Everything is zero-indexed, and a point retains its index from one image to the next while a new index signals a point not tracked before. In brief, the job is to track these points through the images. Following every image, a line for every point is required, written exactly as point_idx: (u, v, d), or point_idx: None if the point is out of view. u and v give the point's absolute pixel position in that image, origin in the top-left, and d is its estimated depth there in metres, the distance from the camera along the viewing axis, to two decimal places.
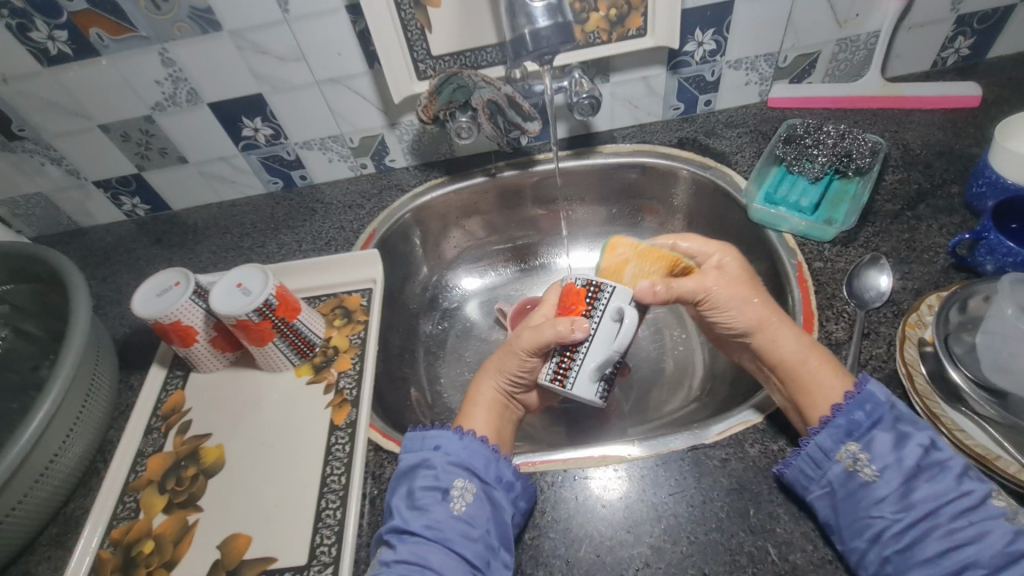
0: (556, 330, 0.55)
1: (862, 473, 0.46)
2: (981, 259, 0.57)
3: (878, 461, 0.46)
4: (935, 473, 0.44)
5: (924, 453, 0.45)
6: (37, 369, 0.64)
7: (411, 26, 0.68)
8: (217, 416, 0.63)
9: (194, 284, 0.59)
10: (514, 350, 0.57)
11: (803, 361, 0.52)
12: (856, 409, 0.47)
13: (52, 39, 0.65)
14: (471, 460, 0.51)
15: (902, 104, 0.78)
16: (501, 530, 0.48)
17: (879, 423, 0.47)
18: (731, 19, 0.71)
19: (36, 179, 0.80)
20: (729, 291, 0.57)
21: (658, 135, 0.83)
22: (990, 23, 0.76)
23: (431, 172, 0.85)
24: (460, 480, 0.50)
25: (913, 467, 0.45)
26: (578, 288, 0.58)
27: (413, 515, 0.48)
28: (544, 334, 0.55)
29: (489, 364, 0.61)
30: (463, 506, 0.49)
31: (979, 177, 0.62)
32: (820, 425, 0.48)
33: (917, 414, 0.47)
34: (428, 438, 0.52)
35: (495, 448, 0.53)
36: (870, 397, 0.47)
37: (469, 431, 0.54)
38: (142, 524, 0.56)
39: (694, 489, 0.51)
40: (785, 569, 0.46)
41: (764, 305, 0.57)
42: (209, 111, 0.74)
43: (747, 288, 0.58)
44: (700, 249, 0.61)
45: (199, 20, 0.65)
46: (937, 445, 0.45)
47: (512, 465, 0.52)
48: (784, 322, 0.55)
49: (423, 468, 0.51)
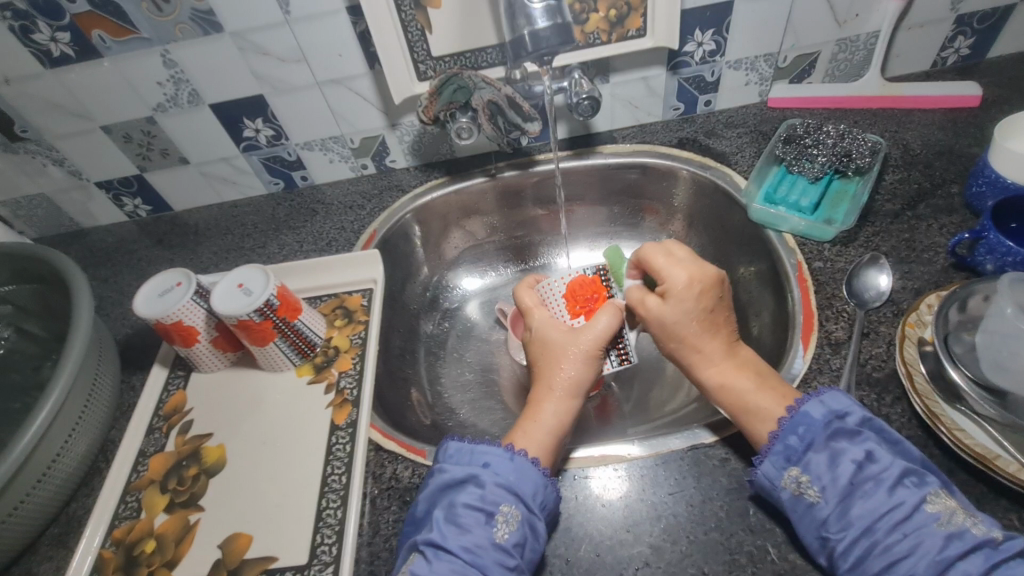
0: (611, 321, 0.61)
1: (807, 496, 0.45)
2: (981, 258, 0.57)
3: (817, 482, 0.45)
4: (868, 489, 0.44)
5: (857, 468, 0.44)
6: (39, 369, 0.64)
7: (412, 27, 0.68)
8: (219, 415, 0.63)
9: (195, 284, 0.59)
10: (577, 352, 0.59)
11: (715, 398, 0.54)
12: (790, 434, 0.47)
13: (54, 41, 0.65)
14: (519, 485, 0.50)
15: (902, 105, 0.78)
16: (532, 556, 0.47)
17: (813, 446, 0.46)
18: (730, 20, 0.71)
19: (38, 179, 0.81)
20: (654, 325, 0.58)
21: (658, 135, 0.83)
22: (990, 23, 0.76)
23: (432, 173, 0.85)
24: (507, 505, 0.48)
25: (848, 485, 0.44)
26: (592, 280, 0.69)
27: (452, 531, 0.47)
28: (604, 324, 0.60)
29: (543, 391, 0.58)
30: (506, 534, 0.47)
31: (979, 177, 0.62)
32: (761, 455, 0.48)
33: (859, 427, 0.46)
34: (477, 453, 0.52)
35: (545, 473, 0.51)
36: (802, 420, 0.47)
37: (520, 451, 0.52)
38: (143, 523, 0.56)
39: (693, 488, 0.51)
40: (784, 568, 0.46)
41: (686, 344, 0.56)
42: (211, 112, 0.75)
43: (675, 325, 0.56)
44: (662, 270, 0.58)
45: (200, 21, 0.65)
46: (872, 458, 0.44)
47: (555, 492, 0.51)
48: (704, 364, 0.56)
49: (471, 484, 0.50)
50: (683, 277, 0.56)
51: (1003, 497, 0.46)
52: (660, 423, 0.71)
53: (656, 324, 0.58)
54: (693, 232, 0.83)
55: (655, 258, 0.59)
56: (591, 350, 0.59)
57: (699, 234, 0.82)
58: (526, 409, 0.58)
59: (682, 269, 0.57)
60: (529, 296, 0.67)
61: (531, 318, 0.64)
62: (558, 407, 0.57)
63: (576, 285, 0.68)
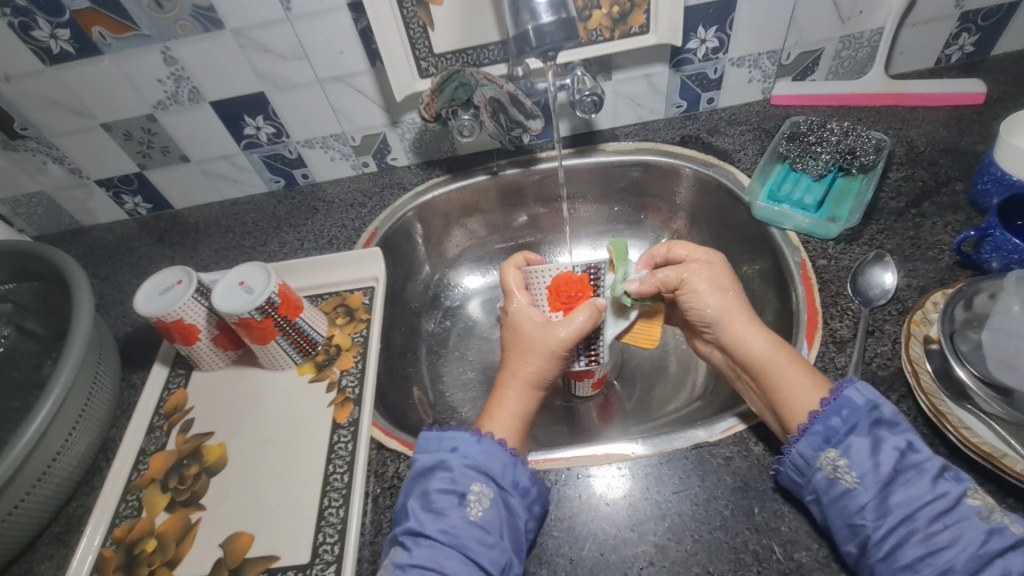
0: (588, 321, 0.56)
1: (843, 480, 0.45)
2: (986, 256, 0.56)
3: (856, 468, 0.45)
4: (911, 477, 0.43)
5: (899, 456, 0.44)
6: (39, 368, 0.63)
7: (413, 24, 0.68)
8: (221, 413, 0.63)
9: (196, 282, 0.59)
10: (543, 351, 0.56)
11: (773, 351, 0.53)
12: (833, 416, 0.47)
13: (54, 38, 0.65)
14: (488, 464, 0.50)
15: (905, 102, 0.78)
16: (514, 537, 0.47)
17: (856, 429, 0.46)
18: (733, 17, 0.71)
19: (38, 177, 0.80)
20: (712, 279, 0.58)
21: (660, 132, 0.82)
22: (994, 21, 0.76)
23: (433, 170, 0.85)
24: (478, 485, 0.49)
25: (890, 471, 0.44)
26: (579, 278, 0.57)
27: (429, 517, 0.47)
28: (581, 323, 0.55)
29: (510, 382, 0.57)
30: (480, 511, 0.48)
31: (984, 174, 0.62)
32: (799, 433, 0.48)
33: (897, 417, 0.46)
34: (444, 439, 0.51)
35: (512, 452, 0.51)
36: (847, 403, 0.47)
37: (486, 434, 0.52)
38: (144, 523, 0.55)
39: (698, 487, 0.51)
40: (790, 568, 0.46)
41: (739, 300, 0.58)
42: (211, 109, 0.74)
43: (730, 282, 0.59)
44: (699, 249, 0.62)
45: (201, 18, 0.64)
46: (914, 448, 0.45)
47: (529, 470, 0.51)
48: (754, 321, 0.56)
49: (440, 469, 0.50)
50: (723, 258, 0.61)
51: (1010, 496, 0.46)
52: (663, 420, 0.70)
53: (714, 277, 0.58)
54: (696, 230, 0.83)
55: (682, 246, 0.62)
56: (559, 351, 0.56)
57: (702, 231, 0.82)
58: (492, 395, 0.58)
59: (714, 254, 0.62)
60: (514, 275, 0.62)
61: (510, 302, 0.61)
62: (519, 397, 0.56)
63: (558, 283, 0.57)
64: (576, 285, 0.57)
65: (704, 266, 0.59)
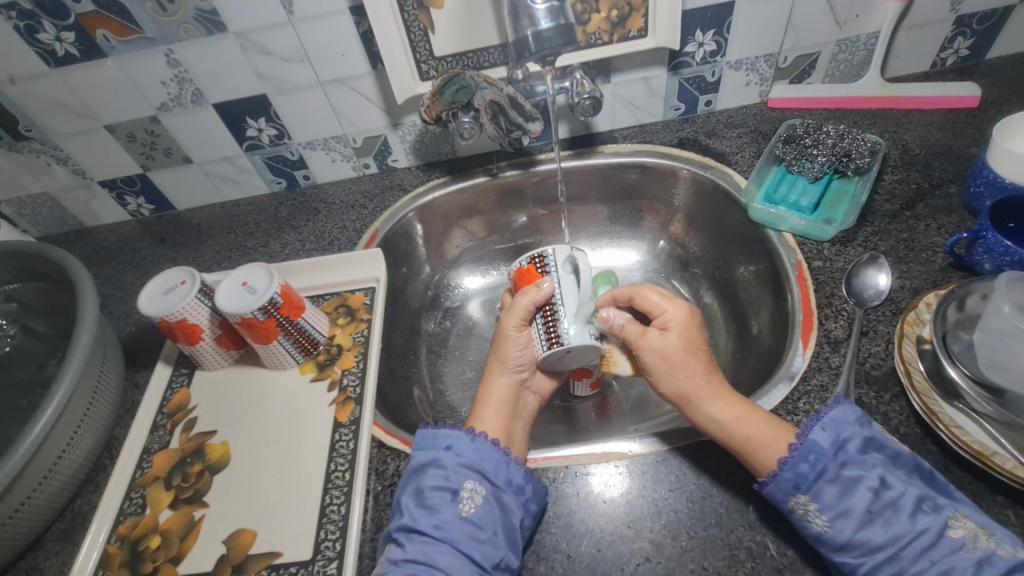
0: (530, 299, 0.60)
1: (815, 524, 0.45)
2: (979, 258, 0.57)
3: (829, 511, 0.45)
4: (889, 516, 0.43)
5: (873, 496, 0.44)
6: (44, 368, 0.64)
7: (415, 27, 0.68)
8: (223, 412, 0.64)
9: (200, 282, 0.59)
10: (504, 335, 0.62)
11: (728, 434, 0.51)
12: (799, 462, 0.46)
13: (59, 41, 0.65)
14: (482, 463, 0.51)
15: (900, 105, 0.78)
16: (509, 534, 0.48)
17: (825, 474, 0.46)
18: (731, 21, 0.72)
19: (41, 178, 0.81)
20: (661, 357, 0.57)
21: (659, 135, 0.83)
22: (989, 24, 0.77)
23: (434, 172, 0.86)
24: (471, 482, 0.50)
25: (865, 512, 0.44)
26: (526, 268, 0.64)
27: (423, 514, 0.48)
28: (522, 308, 0.61)
29: (490, 364, 0.62)
30: (472, 508, 0.49)
31: (977, 177, 0.63)
32: (768, 476, 0.47)
33: (865, 454, 0.46)
34: (439, 437, 0.53)
35: (506, 451, 0.53)
36: (812, 448, 0.47)
37: (481, 433, 0.54)
38: (148, 520, 0.56)
39: (694, 485, 0.52)
40: (784, 564, 0.46)
41: (695, 378, 0.55)
42: (214, 111, 0.75)
43: (684, 356, 0.56)
44: (658, 305, 0.60)
45: (204, 21, 0.65)
46: (887, 484, 0.44)
47: (523, 469, 0.52)
48: (710, 396, 0.54)
49: (433, 467, 0.51)
50: (684, 309, 0.59)
51: (999, 494, 0.47)
52: (660, 421, 0.71)
53: (661, 355, 0.57)
54: (693, 232, 0.84)
55: (649, 294, 0.61)
56: (512, 331, 0.61)
57: (699, 233, 0.83)
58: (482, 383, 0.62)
59: (679, 305, 0.60)
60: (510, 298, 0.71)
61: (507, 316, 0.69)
62: (501, 382, 0.61)
63: (516, 275, 0.66)
64: (526, 275, 0.64)
65: (655, 344, 0.58)
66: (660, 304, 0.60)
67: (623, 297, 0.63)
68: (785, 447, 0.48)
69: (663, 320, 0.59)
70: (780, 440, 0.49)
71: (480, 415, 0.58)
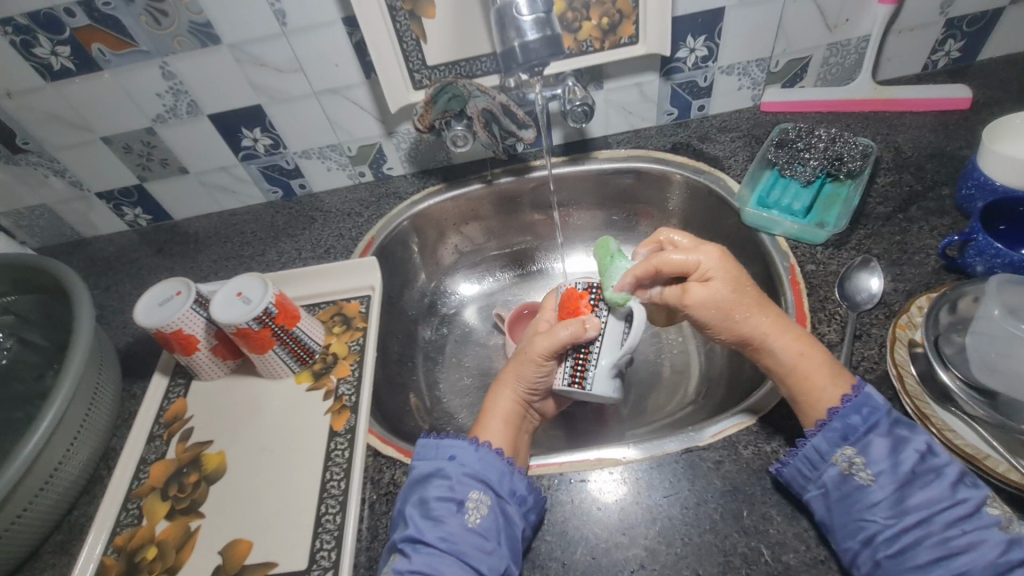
0: (571, 332, 0.56)
1: (858, 477, 0.46)
2: (971, 260, 0.57)
3: (873, 466, 0.46)
4: (929, 480, 0.44)
5: (919, 459, 0.45)
6: (42, 379, 0.64)
7: (407, 37, 0.69)
8: (218, 424, 0.64)
9: (194, 293, 0.60)
10: (526, 359, 0.58)
11: (790, 368, 0.52)
12: (852, 414, 0.47)
13: (55, 55, 0.66)
14: (486, 473, 0.51)
15: (892, 107, 0.79)
16: (512, 543, 0.48)
17: (876, 428, 0.47)
18: (721, 27, 0.72)
19: (39, 191, 0.82)
20: (712, 310, 0.55)
21: (652, 140, 0.84)
22: (980, 26, 0.77)
23: (429, 180, 0.86)
24: (475, 492, 0.50)
25: (908, 473, 0.45)
26: (579, 294, 0.62)
27: (428, 525, 0.48)
28: (557, 344, 0.56)
29: (502, 377, 0.60)
30: (478, 518, 0.49)
31: (968, 180, 0.63)
32: (816, 428, 0.49)
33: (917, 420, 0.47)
34: (442, 447, 0.53)
35: (509, 461, 0.53)
36: (867, 402, 0.47)
37: (483, 442, 0.54)
38: (145, 530, 0.56)
39: (688, 491, 0.52)
40: (778, 569, 0.46)
41: (751, 320, 0.53)
42: (209, 122, 0.75)
43: (734, 303, 0.54)
44: (685, 262, 0.56)
45: (198, 33, 0.66)
46: (934, 451, 0.45)
47: (525, 479, 0.52)
48: (773, 333, 0.53)
49: (436, 478, 0.51)
50: (715, 254, 0.56)
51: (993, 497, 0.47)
52: (658, 425, 0.71)
53: (712, 308, 0.55)
54: None
55: (670, 256, 0.57)
56: (537, 358, 0.57)
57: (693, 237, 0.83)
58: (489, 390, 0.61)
59: (707, 250, 0.56)
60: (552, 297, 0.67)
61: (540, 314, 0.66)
62: (507, 395, 0.59)
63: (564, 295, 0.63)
64: (575, 300, 0.61)
65: (707, 289, 0.55)
66: (689, 257, 0.56)
67: (646, 274, 0.58)
68: (841, 395, 0.49)
69: (698, 272, 0.56)
70: (837, 380, 0.50)
71: (479, 424, 0.57)
